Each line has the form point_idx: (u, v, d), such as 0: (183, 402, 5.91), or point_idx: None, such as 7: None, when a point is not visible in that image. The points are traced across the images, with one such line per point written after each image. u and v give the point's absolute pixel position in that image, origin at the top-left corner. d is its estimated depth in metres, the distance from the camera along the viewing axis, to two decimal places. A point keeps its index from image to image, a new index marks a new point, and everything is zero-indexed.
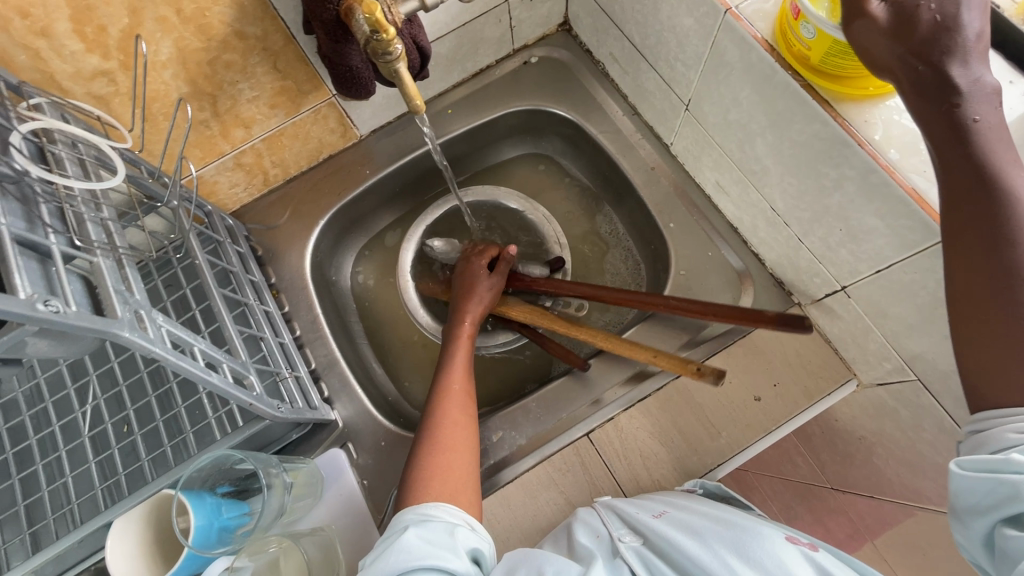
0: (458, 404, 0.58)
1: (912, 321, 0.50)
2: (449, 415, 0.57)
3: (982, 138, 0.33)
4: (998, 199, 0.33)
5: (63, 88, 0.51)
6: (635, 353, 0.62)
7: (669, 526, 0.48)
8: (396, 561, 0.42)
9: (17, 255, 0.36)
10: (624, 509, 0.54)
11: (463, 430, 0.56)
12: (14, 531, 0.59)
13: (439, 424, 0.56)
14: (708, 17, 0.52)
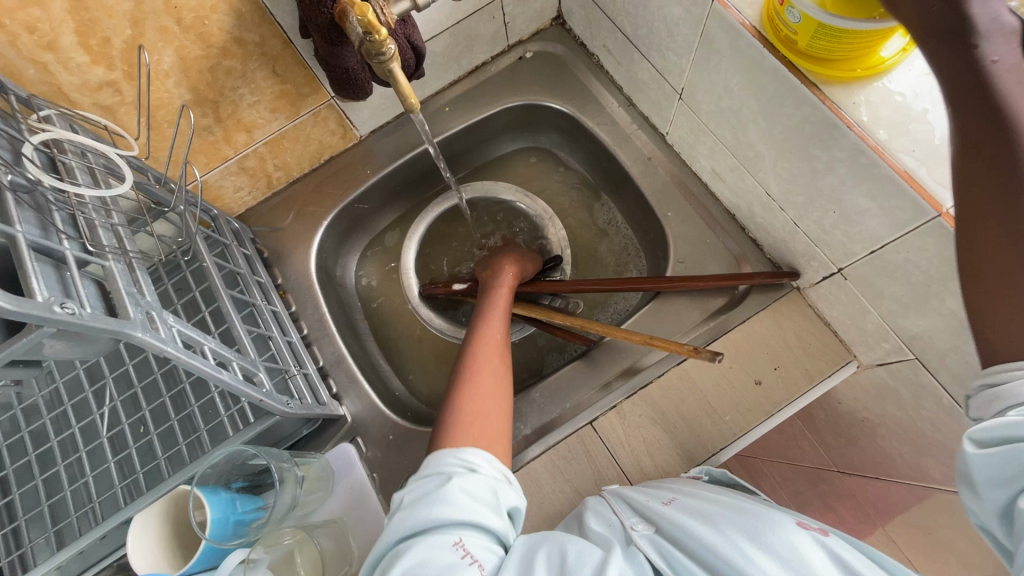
0: (494, 363, 0.59)
1: (907, 301, 0.51)
2: (483, 371, 0.57)
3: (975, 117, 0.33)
4: None
5: (71, 99, 0.53)
6: (629, 337, 0.64)
7: (681, 513, 0.48)
8: (436, 517, 0.41)
9: (33, 260, 0.37)
10: (635, 499, 0.55)
11: (499, 385, 0.56)
12: (39, 530, 0.61)
13: (475, 378, 0.56)
14: (696, 6, 0.53)
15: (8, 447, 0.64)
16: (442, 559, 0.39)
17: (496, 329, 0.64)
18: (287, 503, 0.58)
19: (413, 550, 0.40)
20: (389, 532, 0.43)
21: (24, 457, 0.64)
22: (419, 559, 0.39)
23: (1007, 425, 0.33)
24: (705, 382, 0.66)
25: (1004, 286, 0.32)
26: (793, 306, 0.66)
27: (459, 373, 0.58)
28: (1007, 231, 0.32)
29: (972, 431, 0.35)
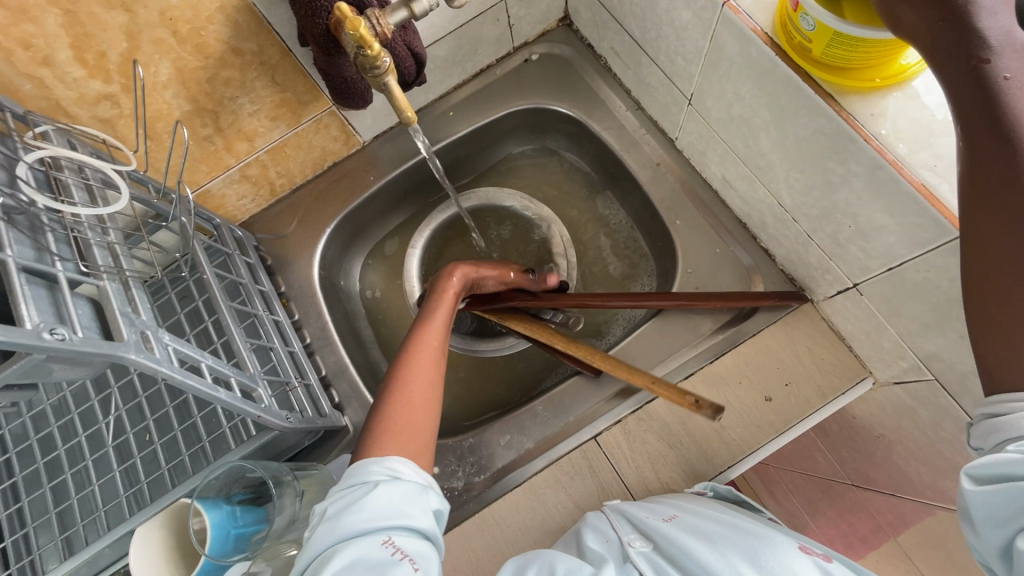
0: (429, 368, 0.55)
1: (926, 321, 0.48)
2: (416, 376, 0.54)
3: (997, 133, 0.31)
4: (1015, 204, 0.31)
5: (70, 113, 0.53)
6: (634, 378, 0.61)
7: (680, 530, 0.47)
8: (361, 524, 0.40)
9: (24, 284, 0.37)
10: (633, 513, 0.52)
11: (434, 392, 0.54)
12: (48, 537, 0.62)
13: (407, 382, 0.53)
14: (705, 11, 0.51)
15: (18, 453, 0.65)
16: (369, 565, 0.38)
17: (437, 330, 0.60)
18: (286, 521, 0.57)
19: (337, 557, 0.39)
20: (313, 545, 0.41)
21: (32, 464, 0.64)
22: (343, 568, 0.38)
23: (1008, 462, 0.32)
24: (712, 397, 0.64)
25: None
26: (806, 319, 0.64)
27: (391, 373, 0.55)
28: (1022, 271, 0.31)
29: (972, 464, 0.34)
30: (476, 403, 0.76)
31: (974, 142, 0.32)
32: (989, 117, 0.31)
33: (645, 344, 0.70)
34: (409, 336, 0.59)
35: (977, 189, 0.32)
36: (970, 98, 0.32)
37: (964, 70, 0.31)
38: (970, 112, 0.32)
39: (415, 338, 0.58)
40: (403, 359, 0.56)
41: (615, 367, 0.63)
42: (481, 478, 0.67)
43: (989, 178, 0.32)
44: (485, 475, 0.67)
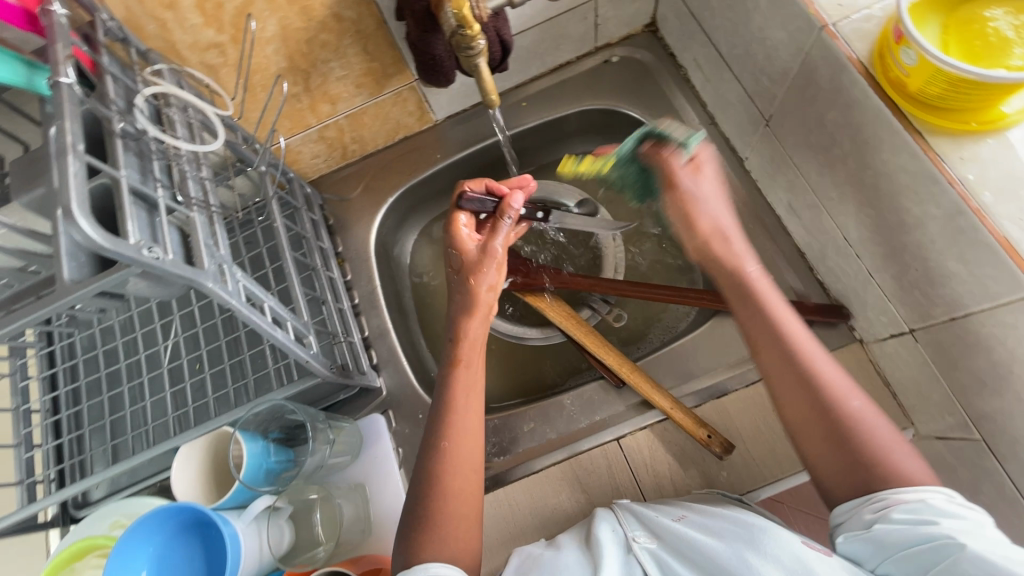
0: (465, 473, 0.49)
1: (984, 378, 0.47)
2: (453, 486, 0.48)
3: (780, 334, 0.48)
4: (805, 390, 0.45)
5: (182, 56, 0.57)
6: (655, 397, 0.64)
7: (689, 528, 0.47)
8: None
9: (131, 204, 0.41)
10: (642, 511, 0.52)
11: (473, 498, 0.49)
12: (99, 441, 0.67)
13: (446, 494, 0.48)
14: (800, 33, 0.50)
15: (84, 361, 0.70)
16: None
17: (466, 411, 0.51)
18: (316, 463, 0.62)
19: None
20: None
21: (96, 372, 0.70)
22: None
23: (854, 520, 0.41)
24: (742, 419, 0.64)
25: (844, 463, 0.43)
26: (852, 358, 0.62)
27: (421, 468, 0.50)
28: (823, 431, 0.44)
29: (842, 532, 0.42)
30: (505, 388, 0.78)
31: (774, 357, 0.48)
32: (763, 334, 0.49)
33: (684, 357, 0.69)
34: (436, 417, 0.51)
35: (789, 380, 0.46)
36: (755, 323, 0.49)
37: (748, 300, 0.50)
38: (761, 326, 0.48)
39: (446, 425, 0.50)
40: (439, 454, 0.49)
41: (642, 381, 0.65)
42: (500, 459, 0.68)
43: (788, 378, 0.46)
44: (505, 457, 0.68)
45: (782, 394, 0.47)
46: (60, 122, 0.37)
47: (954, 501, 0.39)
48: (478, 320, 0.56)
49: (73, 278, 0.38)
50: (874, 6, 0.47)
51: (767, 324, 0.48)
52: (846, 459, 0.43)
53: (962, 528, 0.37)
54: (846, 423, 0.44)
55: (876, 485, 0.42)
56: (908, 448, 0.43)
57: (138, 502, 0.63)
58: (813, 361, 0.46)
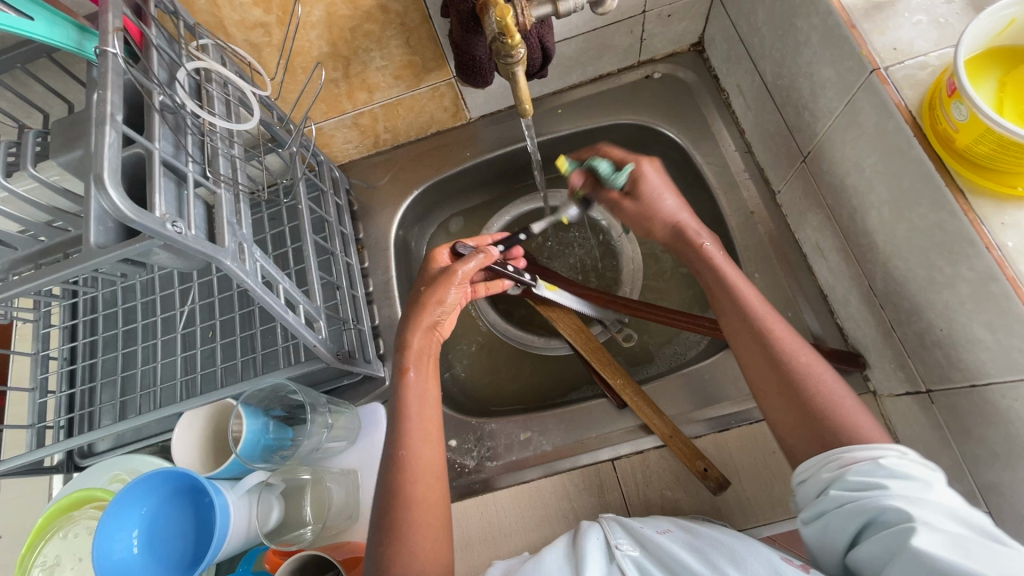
0: (430, 483, 0.50)
1: (998, 450, 0.45)
2: (416, 495, 0.49)
3: (745, 300, 0.53)
4: (766, 348, 0.50)
5: (228, 33, 0.58)
6: (655, 424, 0.64)
7: (676, 544, 0.47)
8: None
9: (161, 176, 0.42)
10: (628, 522, 0.53)
11: (437, 507, 0.49)
12: (109, 396, 0.69)
13: (412, 508, 0.48)
14: (850, 72, 0.49)
15: (104, 316, 0.72)
16: None
17: (421, 423, 0.52)
18: (311, 445, 0.63)
19: None
20: None
21: (114, 328, 0.71)
22: None
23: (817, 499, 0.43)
24: (741, 456, 0.63)
25: (805, 418, 0.47)
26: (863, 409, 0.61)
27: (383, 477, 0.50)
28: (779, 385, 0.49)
29: (805, 510, 0.43)
30: (507, 393, 0.78)
31: (737, 323, 0.53)
32: (729, 305, 0.54)
33: (689, 386, 0.68)
34: (395, 425, 0.52)
35: (752, 342, 0.51)
36: (717, 290, 0.55)
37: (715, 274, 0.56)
38: (724, 296, 0.54)
39: (410, 434, 0.51)
40: (399, 466, 0.50)
41: (643, 406, 0.65)
42: (494, 464, 0.68)
43: (747, 340, 0.52)
44: (499, 463, 0.68)
45: (746, 359, 0.52)
46: (103, 92, 0.38)
47: (904, 462, 0.40)
48: (419, 331, 0.56)
49: (98, 243, 0.39)
50: (932, 54, 0.45)
51: (728, 292, 0.54)
52: (798, 413, 0.47)
53: (907, 489, 0.38)
54: (801, 383, 0.48)
55: (828, 441, 0.45)
56: (857, 404, 0.47)
57: (139, 460, 0.65)
58: (771, 327, 0.51)
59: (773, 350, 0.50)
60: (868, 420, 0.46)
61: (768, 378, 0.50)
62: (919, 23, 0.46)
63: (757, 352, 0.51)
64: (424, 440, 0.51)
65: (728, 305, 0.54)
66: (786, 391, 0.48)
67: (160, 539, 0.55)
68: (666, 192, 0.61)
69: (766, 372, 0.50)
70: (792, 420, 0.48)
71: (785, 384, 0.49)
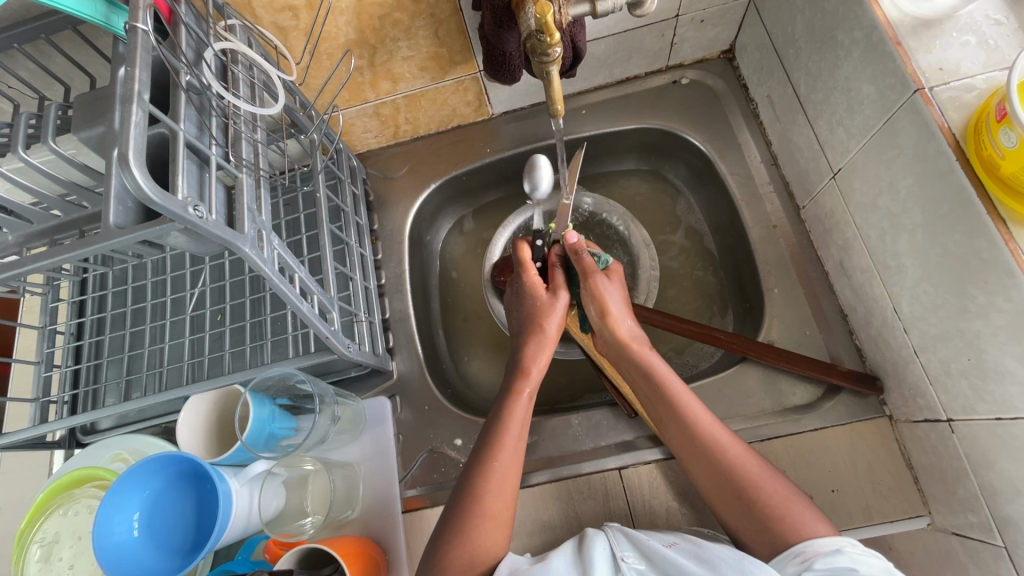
0: (505, 493, 0.53)
1: (1020, 485, 0.44)
2: (491, 507, 0.52)
3: (673, 401, 0.57)
4: (699, 450, 0.54)
5: (256, 14, 0.56)
6: None
7: (681, 556, 0.46)
8: None
9: (184, 158, 0.41)
10: (634, 532, 0.51)
11: (503, 524, 0.52)
12: (115, 374, 0.69)
13: (480, 512, 0.51)
14: (892, 91, 0.48)
15: (113, 294, 0.71)
16: None
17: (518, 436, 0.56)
18: (316, 436, 0.61)
19: None
20: None
21: (122, 307, 0.71)
22: None
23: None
24: None
25: (749, 511, 0.50)
26: (878, 433, 0.60)
27: (466, 478, 0.54)
28: (719, 482, 0.52)
29: None
30: None
31: (671, 425, 0.57)
32: (662, 406, 0.58)
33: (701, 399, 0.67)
34: (486, 438, 0.56)
35: (688, 445, 0.55)
36: (650, 396, 0.59)
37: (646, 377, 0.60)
38: (656, 399, 0.58)
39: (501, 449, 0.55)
40: (481, 471, 0.53)
41: (654, 416, 0.63)
42: None
43: (683, 444, 0.55)
44: None
45: (694, 467, 0.54)
46: (130, 69, 0.37)
47: (861, 548, 0.44)
48: (544, 348, 0.62)
49: (117, 223, 0.38)
50: (979, 76, 0.44)
51: (656, 395, 0.58)
52: (743, 508, 0.50)
53: (876, 575, 0.41)
54: (746, 489, 0.51)
55: (779, 541, 0.47)
56: (802, 502, 0.49)
57: (141, 440, 0.64)
58: (707, 437, 0.54)
59: (706, 453, 0.54)
60: (815, 517, 0.48)
61: (708, 479, 0.53)
62: (968, 44, 0.45)
63: (692, 455, 0.54)
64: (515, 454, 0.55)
65: (660, 409, 0.58)
66: (730, 485, 0.52)
67: (160, 525, 0.54)
68: (619, 311, 0.62)
69: (705, 473, 0.54)
70: (740, 515, 0.51)
71: (725, 480, 0.52)
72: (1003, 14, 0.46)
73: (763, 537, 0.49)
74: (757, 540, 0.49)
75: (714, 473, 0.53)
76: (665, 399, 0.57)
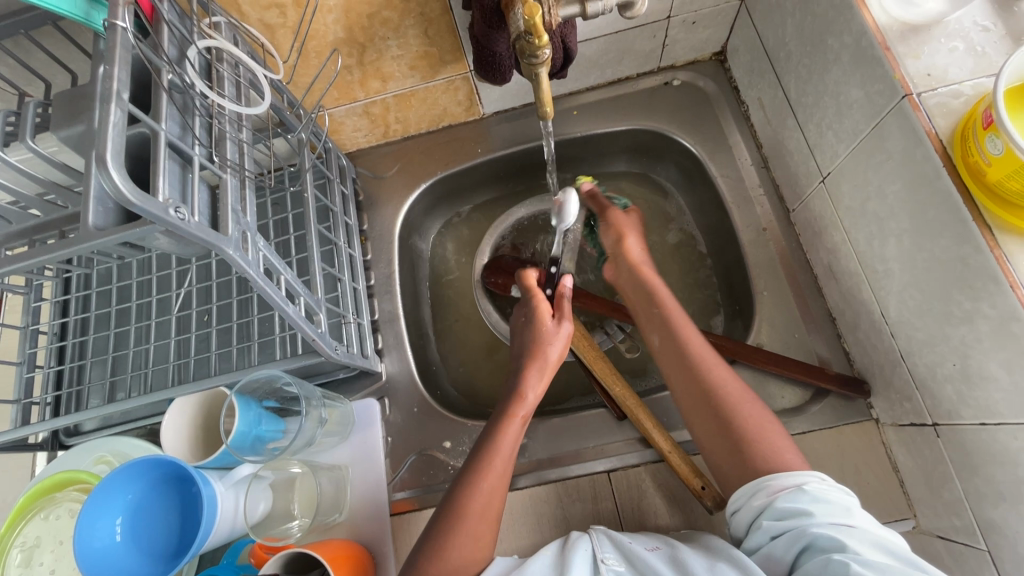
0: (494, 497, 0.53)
1: (1003, 489, 0.45)
2: (487, 497, 0.53)
3: (673, 320, 0.58)
4: (692, 365, 0.55)
5: (241, 11, 0.55)
6: (655, 436, 0.62)
7: (660, 561, 0.47)
8: None
9: (166, 159, 0.40)
10: (617, 535, 0.51)
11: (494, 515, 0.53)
12: (99, 375, 0.68)
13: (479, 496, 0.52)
14: (880, 95, 0.48)
15: (97, 294, 0.70)
16: None
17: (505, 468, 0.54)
18: (304, 438, 0.61)
19: None
20: None
21: (106, 307, 0.70)
22: None
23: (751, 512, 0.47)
24: None
25: (724, 430, 0.51)
26: (865, 435, 0.60)
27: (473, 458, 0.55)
28: (700, 400, 0.53)
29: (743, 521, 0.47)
30: None
31: (664, 346, 0.58)
32: (659, 329, 0.59)
33: None
34: (480, 450, 0.55)
35: (678, 365, 0.56)
36: (649, 320, 0.60)
37: (646, 302, 0.61)
38: (654, 320, 0.60)
39: (492, 468, 0.54)
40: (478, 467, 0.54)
41: (643, 418, 0.63)
42: None
43: (671, 362, 0.56)
44: None
45: (679, 388, 0.55)
46: (109, 67, 0.36)
47: (825, 485, 0.45)
48: (538, 379, 0.60)
49: (96, 224, 0.37)
50: (966, 82, 0.44)
51: (658, 318, 0.59)
52: (722, 433, 0.51)
53: (831, 516, 0.43)
54: (728, 411, 0.52)
55: (752, 468, 0.49)
56: (779, 429, 0.51)
57: (125, 442, 0.63)
58: (703, 362, 0.55)
59: (696, 371, 0.54)
60: (788, 448, 0.49)
61: (689, 398, 0.54)
62: (955, 50, 0.45)
63: (681, 372, 0.55)
64: (502, 481, 0.54)
65: (656, 332, 0.59)
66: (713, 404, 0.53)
67: (143, 528, 0.53)
68: (632, 235, 0.66)
69: (687, 393, 0.55)
70: (714, 433, 0.52)
71: (709, 401, 0.53)
72: (990, 21, 0.46)
73: (735, 459, 0.50)
74: (727, 463, 0.51)
75: (698, 392, 0.54)
76: (666, 319, 0.59)
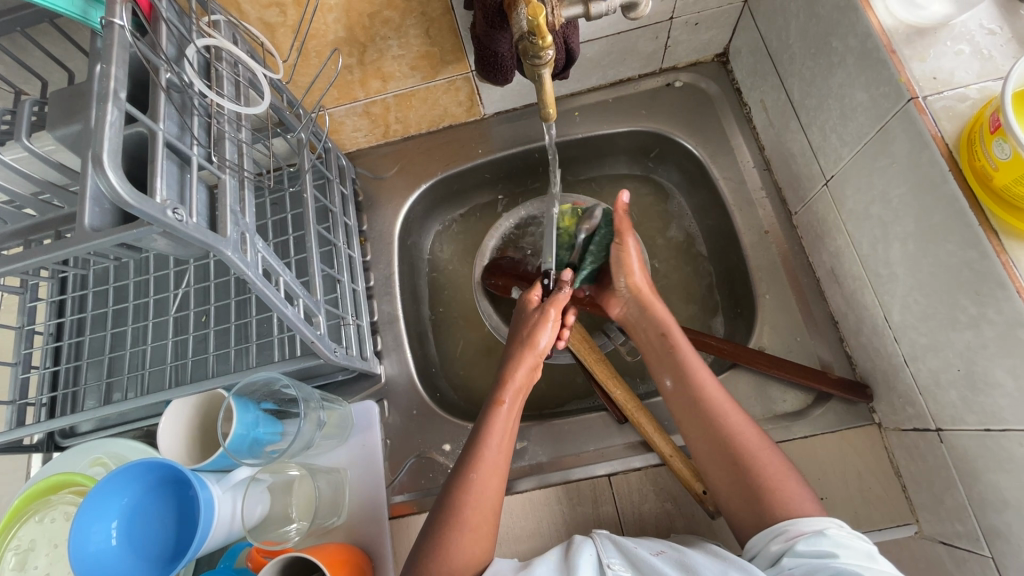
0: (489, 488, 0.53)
1: (1007, 496, 0.44)
2: (482, 495, 0.52)
3: (681, 352, 0.60)
4: (701, 401, 0.56)
5: (241, 10, 0.54)
6: (658, 441, 0.62)
7: (665, 564, 0.46)
8: None
9: (164, 159, 0.39)
10: (621, 539, 0.51)
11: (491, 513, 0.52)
12: (96, 376, 0.67)
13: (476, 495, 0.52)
14: (885, 98, 0.47)
15: (93, 294, 0.70)
16: None
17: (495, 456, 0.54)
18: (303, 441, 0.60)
19: None
20: None
21: (103, 307, 0.69)
22: None
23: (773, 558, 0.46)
24: None
25: (738, 472, 0.52)
26: (867, 440, 0.59)
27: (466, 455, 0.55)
28: (713, 442, 0.55)
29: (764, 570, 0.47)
30: None
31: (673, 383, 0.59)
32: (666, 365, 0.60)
33: None
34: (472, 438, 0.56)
35: (688, 404, 0.57)
36: (658, 352, 0.62)
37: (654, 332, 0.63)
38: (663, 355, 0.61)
39: (483, 456, 0.54)
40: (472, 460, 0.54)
41: (645, 422, 0.63)
42: None
43: (682, 398, 0.58)
44: None
45: (691, 429, 0.57)
46: (106, 66, 0.36)
47: (844, 531, 0.46)
48: (524, 366, 0.62)
49: (93, 225, 0.36)
50: (972, 86, 0.44)
51: (665, 351, 0.61)
52: (736, 479, 0.53)
53: (856, 558, 0.43)
54: (743, 456, 0.53)
55: (767, 517, 0.50)
56: (794, 476, 0.51)
57: (122, 444, 0.62)
58: (709, 395, 0.56)
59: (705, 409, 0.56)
60: (802, 493, 0.50)
61: (703, 442, 0.56)
62: (962, 53, 0.45)
63: (693, 410, 0.57)
64: (491, 468, 0.54)
65: (663, 367, 0.61)
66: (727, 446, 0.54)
67: (140, 531, 0.52)
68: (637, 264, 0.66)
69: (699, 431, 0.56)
70: (729, 478, 0.53)
71: (721, 443, 0.54)
72: (996, 24, 0.46)
73: (749, 505, 0.51)
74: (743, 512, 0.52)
75: (710, 432, 0.55)
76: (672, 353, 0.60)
